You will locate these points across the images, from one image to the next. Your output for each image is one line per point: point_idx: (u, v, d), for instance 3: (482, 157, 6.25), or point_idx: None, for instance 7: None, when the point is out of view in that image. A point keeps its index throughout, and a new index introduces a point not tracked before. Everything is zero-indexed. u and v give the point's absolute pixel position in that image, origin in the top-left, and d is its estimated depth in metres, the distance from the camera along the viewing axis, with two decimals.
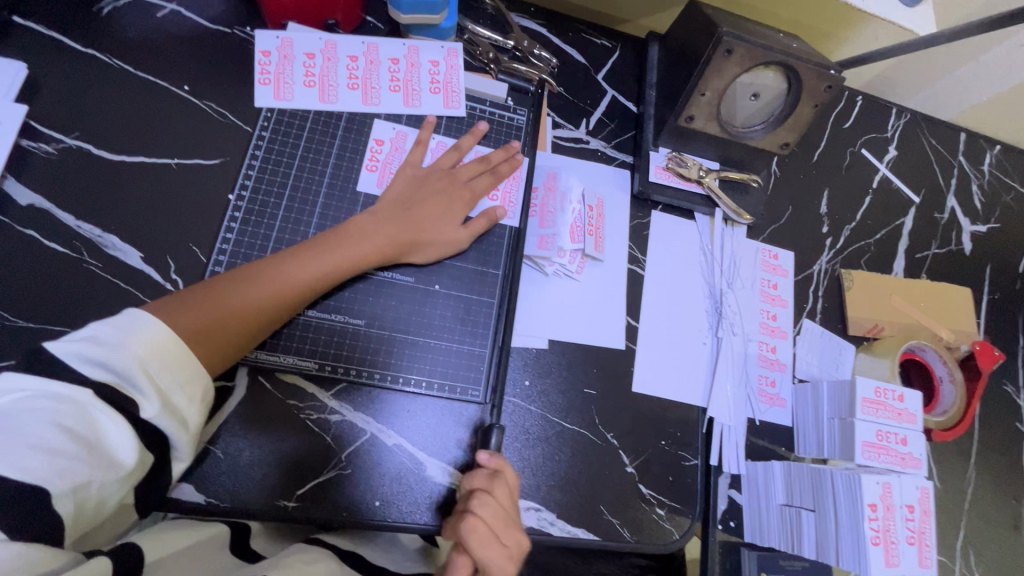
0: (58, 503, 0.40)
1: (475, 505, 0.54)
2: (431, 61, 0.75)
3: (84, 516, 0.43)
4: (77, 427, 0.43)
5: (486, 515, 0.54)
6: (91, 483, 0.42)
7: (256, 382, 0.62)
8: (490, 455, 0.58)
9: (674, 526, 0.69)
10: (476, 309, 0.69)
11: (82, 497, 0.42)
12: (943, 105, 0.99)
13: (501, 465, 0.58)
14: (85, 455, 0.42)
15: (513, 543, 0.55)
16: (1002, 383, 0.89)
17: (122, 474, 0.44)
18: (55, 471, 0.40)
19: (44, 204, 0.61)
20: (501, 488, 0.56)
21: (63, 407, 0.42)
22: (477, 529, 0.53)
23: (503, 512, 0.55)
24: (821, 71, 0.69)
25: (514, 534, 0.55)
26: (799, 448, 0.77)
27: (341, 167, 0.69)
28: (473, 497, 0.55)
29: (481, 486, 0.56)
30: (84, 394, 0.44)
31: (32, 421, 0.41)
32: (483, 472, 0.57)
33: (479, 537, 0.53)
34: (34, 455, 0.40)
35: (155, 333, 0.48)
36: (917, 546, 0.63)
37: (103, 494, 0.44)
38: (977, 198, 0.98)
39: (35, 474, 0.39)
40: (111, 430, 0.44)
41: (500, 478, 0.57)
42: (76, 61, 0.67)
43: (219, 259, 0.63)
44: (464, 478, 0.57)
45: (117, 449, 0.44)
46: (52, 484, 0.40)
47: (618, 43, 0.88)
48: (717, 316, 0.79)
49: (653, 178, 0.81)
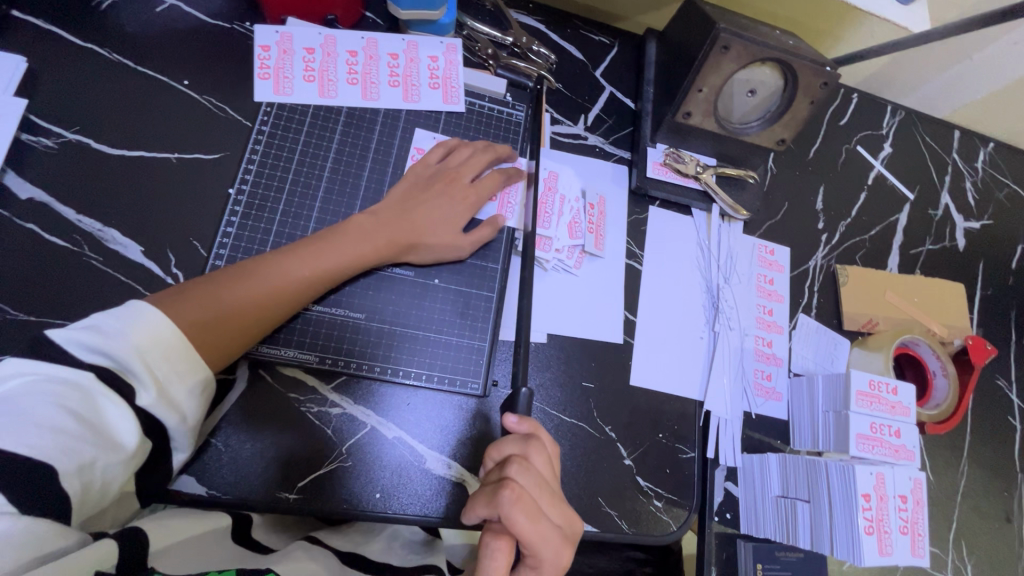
0: (64, 480, 0.41)
1: (514, 471, 0.51)
2: (430, 57, 0.75)
3: (89, 497, 0.43)
4: (82, 409, 0.44)
5: (527, 480, 0.50)
6: (96, 463, 0.43)
7: (257, 376, 0.63)
8: (519, 419, 0.56)
9: (672, 518, 0.70)
10: (475, 304, 0.70)
11: (87, 478, 0.43)
12: (937, 103, 1.00)
13: (532, 429, 0.56)
14: (90, 436, 0.43)
15: (554, 507, 0.52)
16: (995, 377, 0.90)
17: (124, 458, 0.45)
18: (61, 449, 0.41)
19: (44, 198, 0.61)
20: (537, 452, 0.53)
21: (68, 391, 0.44)
22: (522, 495, 0.49)
23: (542, 477, 0.52)
24: (816, 68, 0.70)
25: (555, 497, 0.52)
26: (795, 441, 0.78)
27: (341, 162, 0.70)
28: (510, 462, 0.51)
29: (515, 452, 0.53)
30: (87, 379, 0.45)
31: (38, 401, 0.42)
32: (515, 438, 0.54)
33: (524, 504, 0.49)
34: (41, 433, 0.41)
35: (155, 324, 0.48)
36: (910, 536, 0.64)
37: (107, 476, 0.44)
38: (971, 194, 1.00)
39: (42, 452, 0.40)
40: (113, 415, 0.45)
41: (534, 442, 0.54)
42: (75, 56, 0.67)
43: (220, 253, 0.63)
44: (495, 446, 0.54)
45: (120, 433, 0.45)
46: (58, 462, 0.41)
47: (616, 39, 0.88)
48: (714, 311, 0.80)
49: (650, 174, 0.81)
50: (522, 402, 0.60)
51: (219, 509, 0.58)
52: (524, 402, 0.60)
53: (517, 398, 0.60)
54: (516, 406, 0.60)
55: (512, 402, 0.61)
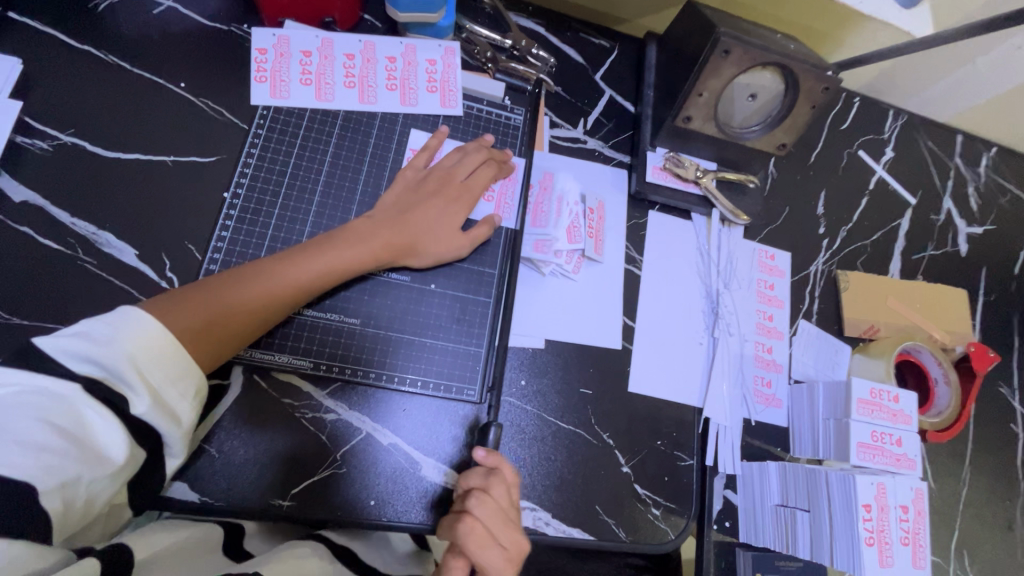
0: (45, 499, 0.40)
1: (471, 506, 0.52)
2: (428, 60, 0.75)
3: (72, 514, 0.42)
4: (67, 423, 0.43)
5: (482, 515, 0.52)
6: (79, 480, 0.42)
7: (250, 381, 0.62)
8: (487, 452, 0.55)
9: (670, 526, 0.69)
10: (472, 309, 0.69)
11: (69, 495, 0.42)
12: (940, 107, 0.99)
13: (498, 461, 0.56)
14: (74, 452, 0.42)
15: (511, 538, 0.54)
16: (997, 385, 0.89)
17: (111, 472, 0.44)
18: (42, 467, 0.40)
19: (38, 201, 0.61)
20: (498, 486, 0.54)
21: (52, 404, 0.42)
22: (475, 529, 0.52)
23: (501, 509, 0.54)
24: (818, 72, 0.69)
25: (512, 530, 0.53)
26: (795, 449, 0.77)
27: (338, 165, 0.69)
28: (470, 496, 0.53)
29: (477, 485, 0.54)
30: (74, 390, 0.43)
31: (19, 417, 0.41)
32: (479, 470, 0.55)
33: (477, 537, 0.51)
34: (21, 451, 0.40)
35: (146, 330, 0.47)
36: (912, 547, 0.63)
37: (91, 492, 0.43)
38: (973, 199, 0.99)
39: (21, 470, 0.39)
40: (101, 427, 0.44)
41: (496, 477, 0.54)
42: (71, 58, 0.66)
43: (214, 257, 0.63)
44: (460, 476, 0.55)
45: (107, 446, 0.44)
46: (39, 481, 0.40)
47: (617, 43, 0.88)
48: (713, 317, 0.79)
49: (650, 178, 0.81)
50: None
51: (214, 516, 0.57)
52: (511, 420, 0.58)
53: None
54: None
55: (500, 421, 0.59)
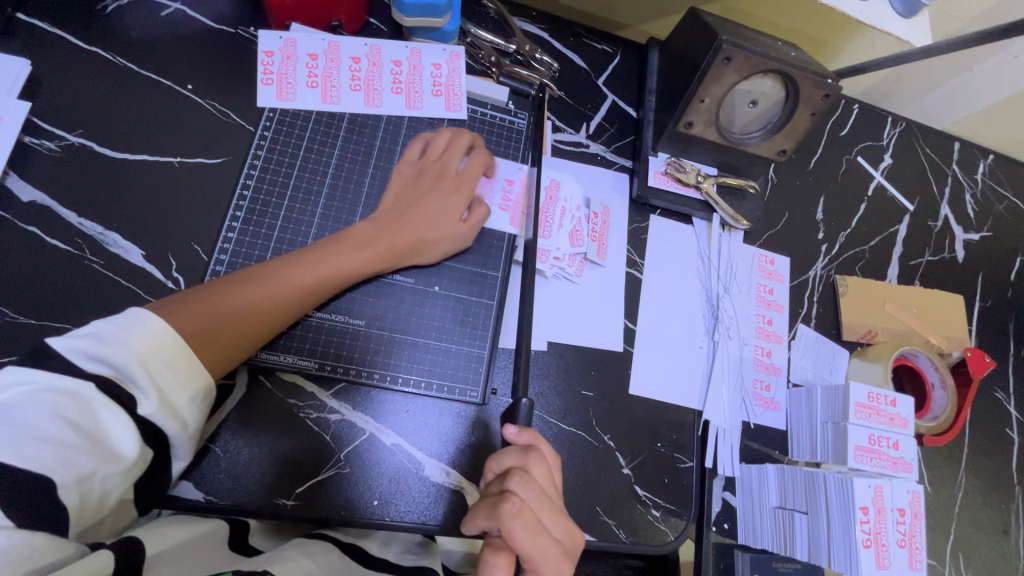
0: (62, 492, 0.41)
1: (515, 484, 0.51)
2: (433, 64, 0.76)
3: (87, 508, 0.43)
4: (81, 420, 0.43)
5: (528, 493, 0.51)
6: (94, 475, 0.43)
7: (255, 381, 0.62)
8: (519, 430, 0.56)
9: (669, 528, 0.70)
10: (475, 311, 0.70)
11: (85, 489, 0.42)
12: (937, 115, 1.00)
13: (531, 440, 0.56)
14: (89, 448, 0.43)
15: (555, 520, 0.52)
16: (993, 390, 0.90)
17: (124, 468, 0.45)
18: (59, 461, 0.41)
19: (46, 201, 0.61)
20: (537, 464, 0.53)
21: (67, 400, 0.43)
22: (523, 509, 0.50)
23: (543, 490, 0.52)
24: (818, 80, 0.70)
25: (556, 511, 0.52)
26: (793, 452, 0.78)
27: (343, 167, 0.70)
28: (512, 475, 0.52)
29: (516, 464, 0.53)
30: (85, 389, 0.44)
31: (36, 412, 0.42)
32: (515, 449, 0.54)
33: (525, 519, 0.49)
34: (39, 445, 0.40)
35: (156, 331, 0.48)
36: (908, 549, 0.64)
37: (105, 487, 0.44)
38: (970, 206, 1.00)
39: (38, 464, 0.40)
40: (113, 424, 0.45)
41: (534, 454, 0.54)
42: (79, 59, 0.67)
43: (220, 259, 0.63)
44: (495, 458, 0.54)
45: (119, 443, 0.45)
46: (56, 474, 0.40)
47: (619, 48, 0.89)
48: (713, 321, 0.80)
49: (652, 183, 0.81)
50: (522, 413, 0.60)
51: (218, 515, 0.58)
52: (523, 412, 0.60)
53: (517, 410, 0.60)
54: (516, 416, 0.60)
55: (511, 412, 0.61)
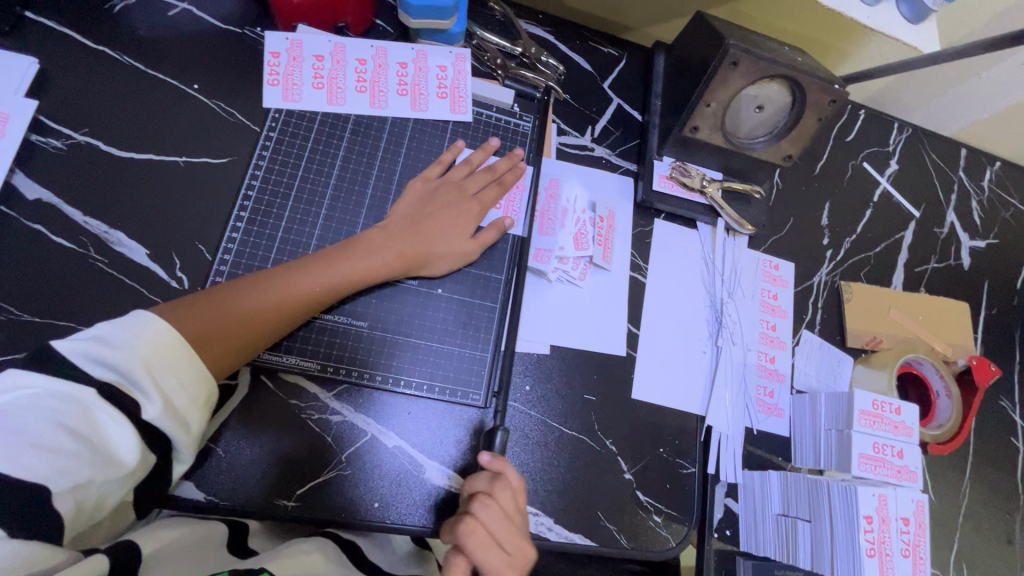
0: (56, 500, 0.41)
1: (476, 508, 0.53)
2: (439, 66, 0.76)
3: (83, 514, 0.43)
4: (81, 427, 0.43)
5: (487, 518, 0.52)
6: (90, 482, 0.43)
7: (258, 381, 0.62)
8: (491, 457, 0.57)
9: (670, 534, 0.70)
10: (477, 314, 0.70)
11: (81, 496, 0.43)
12: (945, 120, 1.00)
13: (503, 467, 0.57)
14: (86, 454, 0.43)
15: (515, 547, 0.53)
16: (998, 399, 0.90)
17: (122, 475, 0.45)
18: (54, 469, 0.41)
19: (51, 199, 0.62)
20: (503, 491, 0.55)
21: (65, 405, 0.43)
22: (478, 533, 0.51)
23: (506, 516, 0.54)
24: (825, 85, 0.70)
25: (517, 537, 0.53)
26: (796, 459, 0.77)
27: (347, 169, 0.70)
28: (475, 499, 0.53)
29: (482, 489, 0.55)
30: (88, 395, 0.44)
31: (36, 418, 0.42)
32: (484, 474, 0.56)
33: (478, 541, 0.51)
34: (35, 454, 0.41)
35: (161, 336, 0.48)
36: (912, 559, 0.63)
37: (102, 492, 0.44)
38: (977, 213, 0.99)
39: (35, 472, 0.40)
40: (113, 429, 0.45)
41: (501, 481, 0.55)
42: (88, 58, 0.67)
43: (224, 259, 0.63)
44: (465, 481, 0.56)
45: (120, 449, 0.45)
46: (52, 483, 0.41)
47: (625, 51, 0.89)
48: (717, 325, 0.80)
49: (656, 187, 0.81)
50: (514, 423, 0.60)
51: (218, 515, 0.58)
52: (501, 445, 0.62)
53: (504, 430, 0.61)
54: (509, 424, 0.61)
55: (490, 441, 0.62)
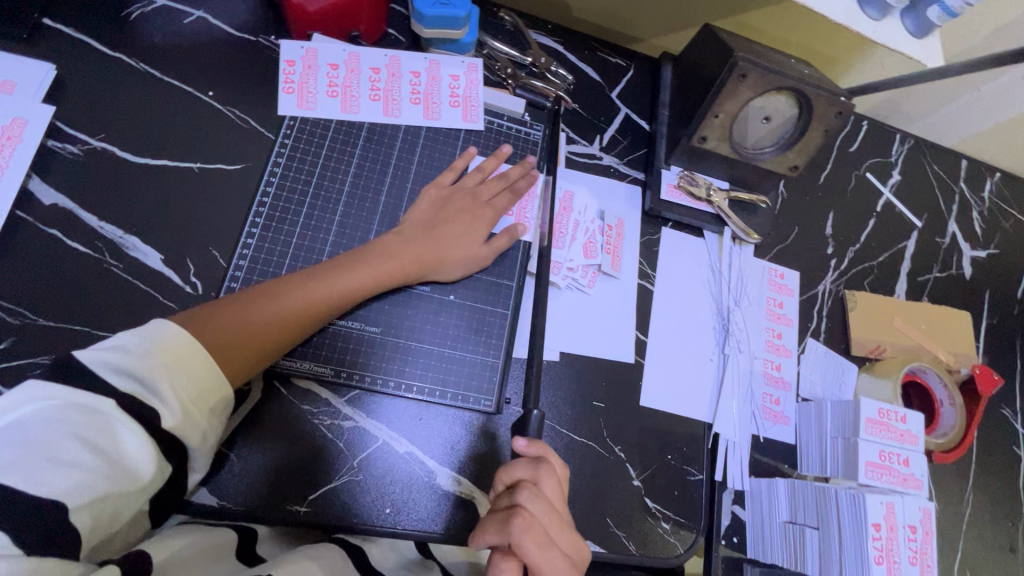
0: (73, 516, 0.41)
1: (525, 498, 0.53)
2: (451, 75, 0.77)
3: (100, 528, 0.43)
4: (99, 440, 0.43)
5: (537, 508, 0.52)
6: (107, 497, 0.43)
7: (271, 387, 0.63)
8: (528, 442, 0.57)
9: (678, 540, 0.70)
10: (489, 320, 0.70)
11: (98, 511, 0.42)
12: (945, 132, 1.02)
13: (541, 452, 0.57)
14: (104, 470, 0.43)
15: (563, 534, 0.53)
16: (1000, 407, 0.91)
17: (139, 487, 0.45)
18: (71, 486, 0.41)
19: (67, 204, 0.62)
20: (547, 477, 0.55)
21: (85, 418, 0.43)
22: (533, 523, 0.51)
23: (552, 504, 0.54)
24: (831, 97, 0.71)
25: (564, 524, 0.54)
26: (802, 466, 0.78)
27: (361, 176, 0.70)
28: (522, 488, 0.53)
29: (526, 477, 0.55)
30: (107, 406, 0.44)
31: (55, 432, 0.42)
32: (525, 461, 0.56)
33: (534, 532, 0.51)
34: (54, 470, 0.41)
35: (179, 344, 0.48)
36: (920, 566, 0.64)
37: (119, 505, 0.44)
38: (978, 223, 1.01)
39: (51, 488, 0.40)
40: (130, 442, 0.45)
41: (544, 466, 0.55)
42: (104, 64, 0.68)
43: (239, 265, 0.64)
44: (506, 469, 0.55)
45: (136, 462, 0.45)
46: (69, 499, 0.41)
47: (633, 61, 0.90)
48: (724, 333, 0.81)
49: (664, 196, 0.82)
50: (533, 425, 0.63)
51: (231, 520, 0.58)
52: (534, 424, 0.63)
53: (529, 420, 0.63)
54: (527, 427, 0.63)
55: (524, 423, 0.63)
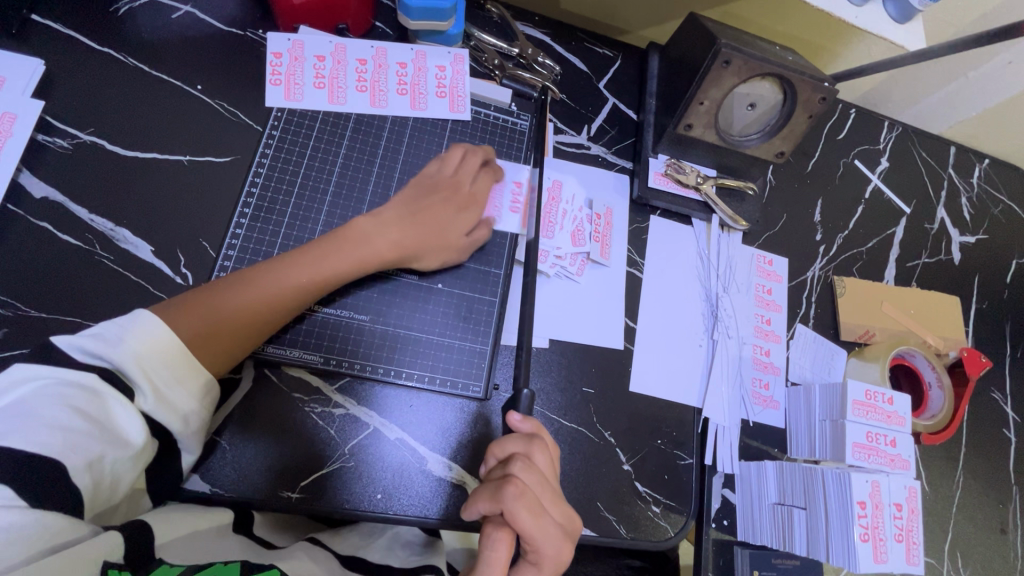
0: (73, 476, 0.42)
1: (517, 468, 0.53)
2: (438, 66, 0.77)
3: (100, 493, 0.44)
4: (91, 408, 0.45)
5: (529, 478, 0.53)
6: (104, 460, 0.44)
7: (262, 376, 0.63)
8: (522, 418, 0.59)
9: (669, 524, 0.71)
10: (477, 308, 0.71)
11: (97, 475, 0.44)
12: (934, 119, 1.02)
13: (534, 430, 0.58)
14: (99, 434, 0.44)
15: (555, 505, 0.54)
16: (990, 391, 0.91)
17: (133, 453, 0.46)
18: (68, 445, 0.42)
19: (58, 198, 0.63)
20: (539, 452, 0.56)
21: (76, 391, 0.45)
22: (525, 492, 0.51)
23: (544, 476, 0.55)
24: (815, 83, 0.71)
25: (556, 496, 0.54)
26: (792, 450, 0.78)
27: (349, 166, 0.71)
28: (514, 460, 0.54)
29: (519, 450, 0.55)
30: (94, 381, 0.46)
31: (46, 402, 0.43)
32: (518, 437, 0.57)
33: (526, 500, 0.51)
34: (50, 431, 0.42)
35: (155, 333, 0.50)
36: (906, 544, 0.64)
37: (116, 472, 0.45)
38: (967, 209, 1.01)
39: (49, 449, 0.41)
40: (121, 414, 0.46)
41: (537, 442, 0.56)
42: (93, 59, 0.68)
43: (228, 255, 0.64)
44: (498, 443, 0.56)
45: (127, 431, 0.46)
46: (67, 459, 0.42)
47: (620, 52, 0.91)
48: (713, 319, 0.81)
49: (652, 184, 0.83)
50: (523, 403, 0.63)
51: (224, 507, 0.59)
52: (525, 403, 0.63)
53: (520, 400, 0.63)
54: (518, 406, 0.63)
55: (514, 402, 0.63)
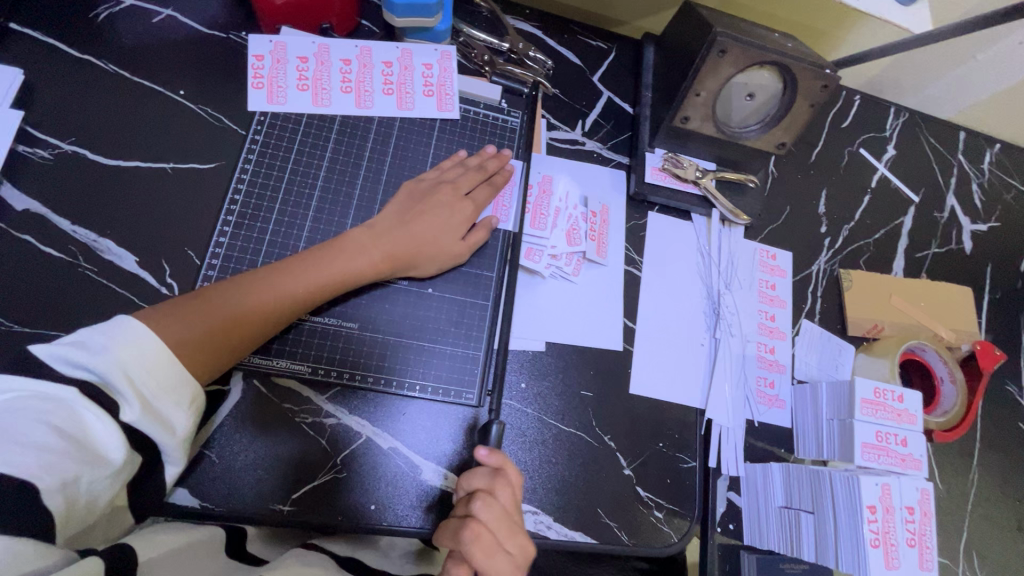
0: (45, 496, 0.40)
1: (477, 508, 0.52)
2: (424, 64, 0.75)
3: (75, 513, 0.43)
4: (67, 425, 0.43)
5: (488, 518, 0.51)
6: (79, 479, 0.42)
7: (250, 386, 0.62)
8: (490, 452, 0.56)
9: (672, 529, 0.69)
10: (470, 312, 0.69)
11: (72, 495, 0.42)
12: (941, 104, 0.99)
13: (502, 462, 0.56)
14: (75, 452, 0.42)
15: (518, 542, 0.52)
16: (1005, 384, 0.88)
17: (111, 472, 0.44)
18: (44, 466, 0.40)
19: (40, 209, 0.61)
20: (503, 488, 0.54)
21: (50, 405, 0.43)
22: (481, 534, 0.50)
23: (507, 513, 0.53)
24: (816, 70, 0.69)
25: (519, 533, 0.53)
26: (799, 450, 0.76)
27: (334, 170, 0.69)
28: (475, 498, 0.52)
29: (482, 487, 0.54)
30: (72, 394, 0.44)
31: (20, 418, 0.41)
32: (483, 471, 0.55)
33: (482, 543, 0.50)
34: (23, 451, 0.40)
35: (142, 341, 0.48)
36: (918, 548, 0.62)
37: (92, 491, 0.43)
38: (978, 196, 0.98)
39: (22, 468, 0.39)
40: (99, 428, 0.44)
41: (500, 478, 0.54)
42: (73, 66, 0.67)
43: (212, 263, 0.63)
44: (464, 478, 0.55)
45: (106, 448, 0.44)
46: (39, 479, 0.40)
47: (614, 44, 0.88)
48: (714, 317, 0.79)
49: (649, 179, 0.80)
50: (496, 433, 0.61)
51: (213, 521, 0.57)
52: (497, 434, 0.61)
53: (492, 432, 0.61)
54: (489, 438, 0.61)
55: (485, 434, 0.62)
